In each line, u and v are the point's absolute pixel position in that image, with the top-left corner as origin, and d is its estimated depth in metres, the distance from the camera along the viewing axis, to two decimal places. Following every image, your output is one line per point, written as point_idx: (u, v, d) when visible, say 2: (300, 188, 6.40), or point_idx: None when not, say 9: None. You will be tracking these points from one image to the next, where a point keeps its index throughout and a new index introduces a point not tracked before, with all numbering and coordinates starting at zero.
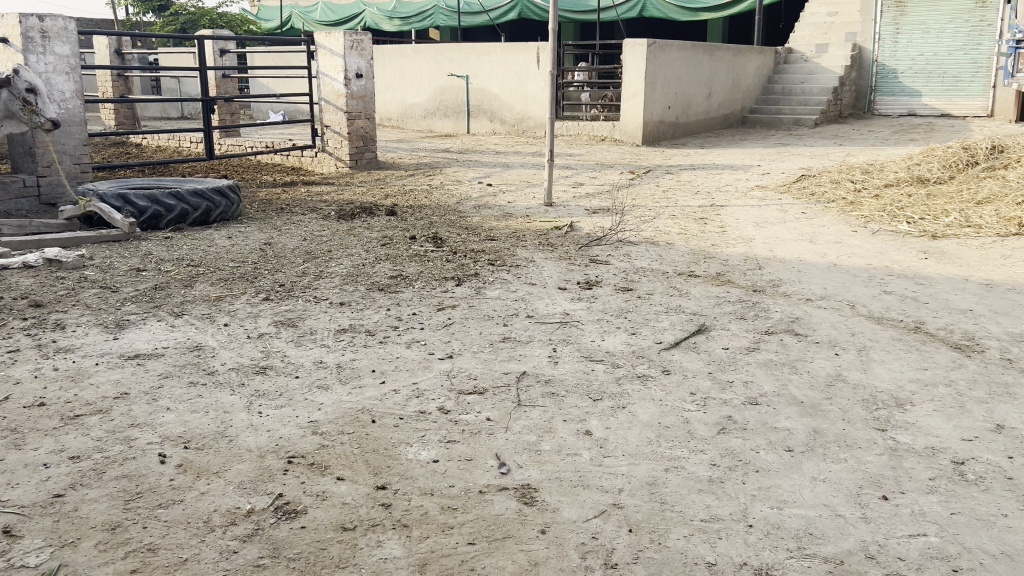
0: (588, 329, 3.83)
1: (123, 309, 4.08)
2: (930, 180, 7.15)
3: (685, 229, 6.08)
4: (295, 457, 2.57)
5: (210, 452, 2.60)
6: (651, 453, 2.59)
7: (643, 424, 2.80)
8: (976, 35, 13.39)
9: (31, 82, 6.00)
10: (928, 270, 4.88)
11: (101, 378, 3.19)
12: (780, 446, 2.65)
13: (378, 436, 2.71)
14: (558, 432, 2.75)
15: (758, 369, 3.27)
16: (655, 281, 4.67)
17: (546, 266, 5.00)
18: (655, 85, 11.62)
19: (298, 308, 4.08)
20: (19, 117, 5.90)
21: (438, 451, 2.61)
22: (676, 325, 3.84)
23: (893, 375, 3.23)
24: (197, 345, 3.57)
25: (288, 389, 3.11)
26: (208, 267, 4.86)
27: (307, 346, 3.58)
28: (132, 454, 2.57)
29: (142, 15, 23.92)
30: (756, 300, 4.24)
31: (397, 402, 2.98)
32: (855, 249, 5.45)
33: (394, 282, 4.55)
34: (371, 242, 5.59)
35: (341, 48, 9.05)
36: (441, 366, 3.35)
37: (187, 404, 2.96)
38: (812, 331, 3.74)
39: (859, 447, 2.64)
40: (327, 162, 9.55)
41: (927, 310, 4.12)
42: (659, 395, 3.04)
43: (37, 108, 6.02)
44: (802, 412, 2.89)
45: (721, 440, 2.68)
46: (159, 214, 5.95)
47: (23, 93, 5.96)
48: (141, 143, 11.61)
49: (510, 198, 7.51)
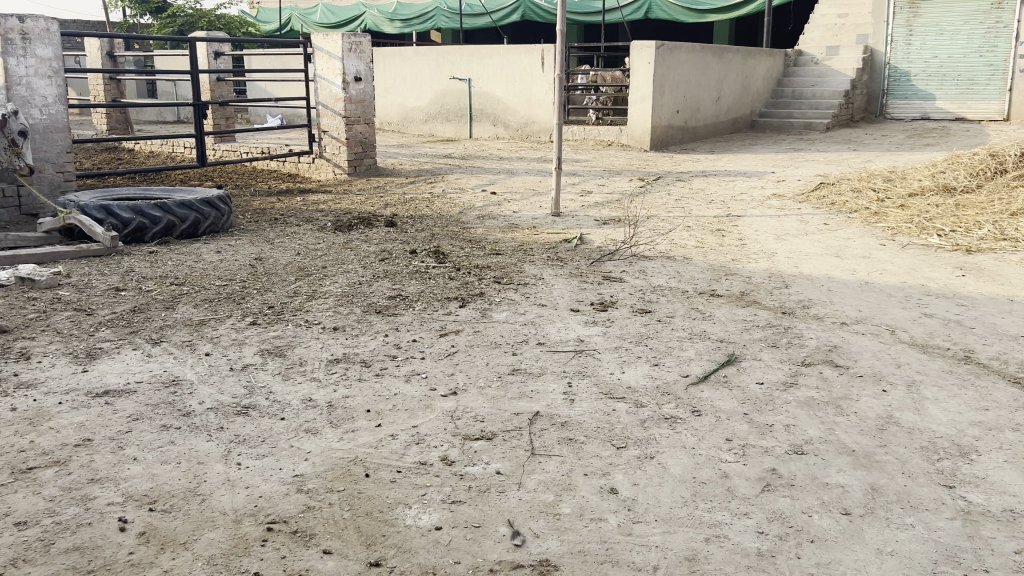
0: (605, 359, 3.48)
1: (96, 335, 3.73)
2: (957, 188, 6.80)
3: (702, 242, 5.74)
4: (276, 522, 2.23)
5: (178, 516, 2.26)
6: (687, 518, 2.25)
7: (675, 479, 2.45)
8: (992, 36, 13.00)
9: (24, 125, 5.78)
10: (969, 289, 4.53)
11: (63, 421, 2.83)
12: (836, 508, 2.30)
13: (372, 494, 2.37)
14: (579, 489, 2.40)
15: (799, 410, 2.92)
16: (675, 301, 4.33)
17: (557, 284, 4.66)
18: (664, 88, 11.30)
19: (287, 335, 3.73)
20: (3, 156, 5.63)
21: (441, 515, 2.26)
22: (703, 355, 3.49)
23: (951, 417, 2.87)
24: (174, 380, 3.22)
25: (271, 434, 2.76)
26: (192, 286, 4.52)
27: (296, 380, 3.23)
28: (88, 519, 2.22)
29: (139, 17, 23.59)
30: (787, 325, 3.89)
31: (394, 451, 2.64)
32: (886, 265, 5.10)
33: (393, 304, 4.20)
34: (368, 257, 5.25)
35: (339, 51, 8.70)
36: (444, 405, 3.00)
37: (157, 453, 2.62)
38: (853, 363, 3.39)
39: (926, 509, 2.29)
40: (324, 169, 9.21)
41: (973, 336, 3.77)
42: (690, 442, 2.69)
43: (21, 150, 5.77)
44: (855, 464, 2.53)
45: (767, 500, 2.34)
46: (144, 226, 5.59)
47: (14, 134, 5.71)
48: (134, 148, 11.27)
49: (516, 207, 7.18)
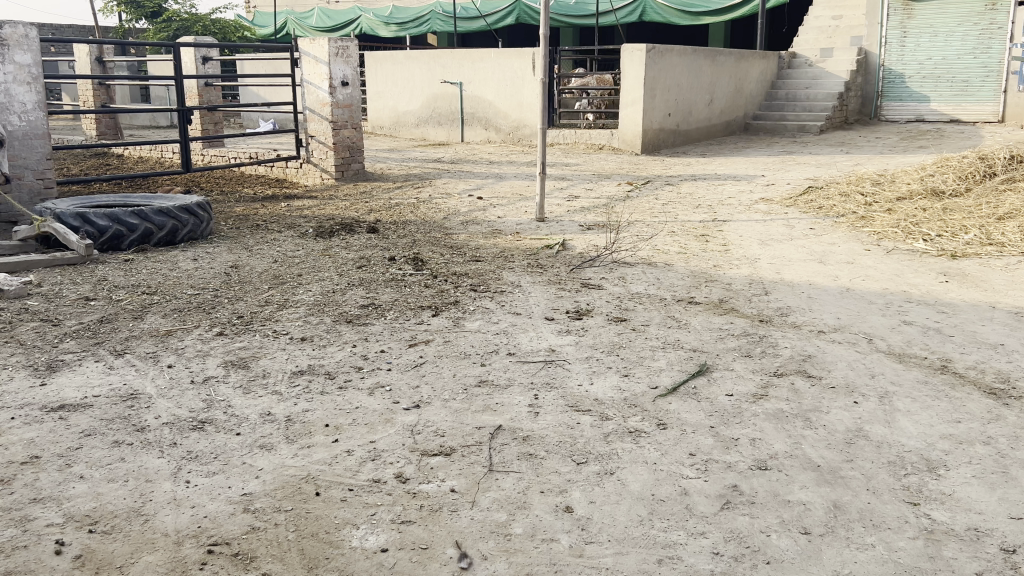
0: (575, 369, 3.42)
1: (59, 347, 3.67)
2: (945, 192, 6.73)
3: (685, 248, 5.67)
4: (217, 545, 2.17)
5: (117, 537, 2.20)
6: (641, 538, 2.19)
7: (633, 497, 2.39)
8: (986, 38, 12.95)
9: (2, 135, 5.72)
10: (951, 295, 4.47)
11: (13, 437, 2.77)
12: (795, 527, 2.23)
13: (320, 514, 2.31)
14: (533, 508, 2.34)
15: (767, 423, 2.86)
16: (651, 309, 4.26)
17: (533, 292, 4.60)
18: (655, 92, 11.24)
19: (253, 346, 3.67)
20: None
21: (388, 536, 2.20)
22: (674, 365, 3.42)
23: (922, 429, 2.81)
24: (133, 393, 3.16)
25: (224, 450, 2.70)
26: (164, 296, 4.46)
27: (257, 393, 3.17)
28: (24, 542, 2.17)
29: (134, 22, 23.54)
30: (763, 333, 3.82)
31: (348, 468, 2.58)
32: (869, 271, 5.03)
33: (364, 313, 4.15)
34: (346, 265, 5.19)
35: (326, 55, 8.65)
36: (405, 419, 2.94)
37: (105, 471, 2.55)
38: (827, 373, 3.32)
39: (888, 528, 2.22)
40: (312, 174, 9.16)
41: (952, 344, 3.70)
42: (653, 456, 2.63)
43: None
44: (819, 480, 2.47)
45: (725, 518, 2.27)
46: (121, 234, 5.53)
47: None
48: (123, 153, 11.23)
49: (500, 213, 7.12)
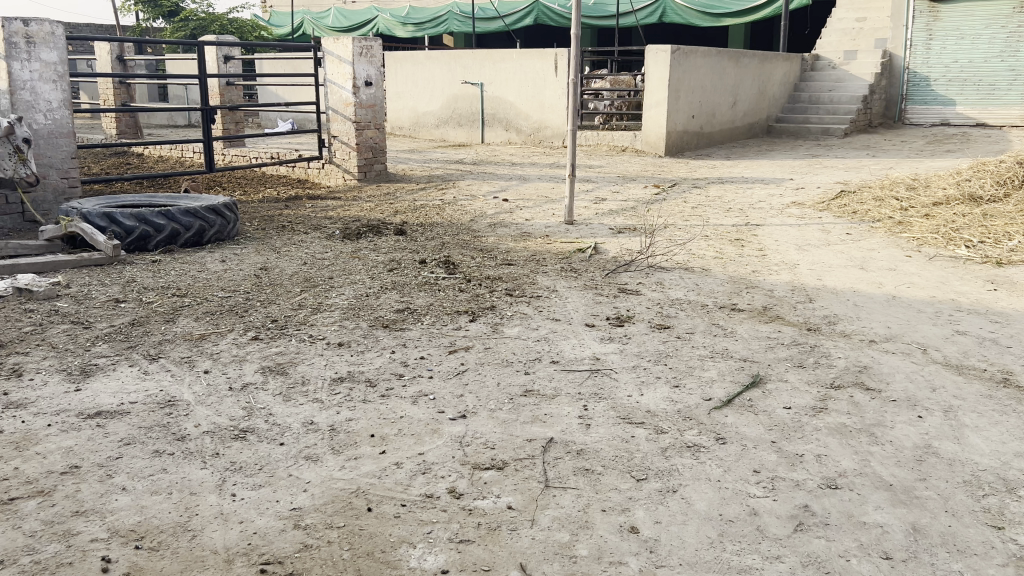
0: (623, 379, 3.31)
1: (92, 351, 3.58)
2: (983, 198, 6.58)
3: (721, 253, 5.55)
4: (270, 564, 2.08)
5: (165, 554, 2.11)
6: (714, 563, 2.08)
7: (700, 517, 2.28)
8: (1014, 41, 12.75)
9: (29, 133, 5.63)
10: (1001, 304, 4.34)
11: (51, 445, 2.69)
12: (875, 551, 2.12)
13: (374, 531, 2.22)
14: (596, 527, 2.24)
15: (830, 438, 2.74)
16: (694, 316, 4.15)
17: (571, 297, 4.49)
18: (679, 93, 11.12)
19: (290, 351, 3.58)
20: (7, 162, 5.44)
21: (448, 556, 2.11)
22: (725, 375, 3.31)
23: (995, 447, 2.68)
24: (170, 400, 3.07)
25: (269, 461, 2.60)
26: (194, 298, 4.38)
27: (298, 401, 3.07)
28: (69, 558, 2.08)
29: (151, 21, 23.52)
30: (813, 343, 3.71)
31: (399, 482, 2.48)
32: (913, 278, 4.90)
33: (401, 318, 4.05)
34: (377, 267, 5.10)
35: (350, 55, 8.56)
36: (453, 430, 2.84)
37: (147, 482, 2.46)
38: (885, 385, 3.20)
39: (974, 554, 2.11)
40: (334, 174, 9.08)
41: (1010, 356, 3.57)
42: (715, 473, 2.52)
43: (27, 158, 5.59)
44: (893, 501, 2.35)
45: (800, 542, 2.17)
46: (148, 234, 5.46)
47: (20, 143, 5.56)
48: (143, 153, 11.18)
49: (528, 215, 7.02)
